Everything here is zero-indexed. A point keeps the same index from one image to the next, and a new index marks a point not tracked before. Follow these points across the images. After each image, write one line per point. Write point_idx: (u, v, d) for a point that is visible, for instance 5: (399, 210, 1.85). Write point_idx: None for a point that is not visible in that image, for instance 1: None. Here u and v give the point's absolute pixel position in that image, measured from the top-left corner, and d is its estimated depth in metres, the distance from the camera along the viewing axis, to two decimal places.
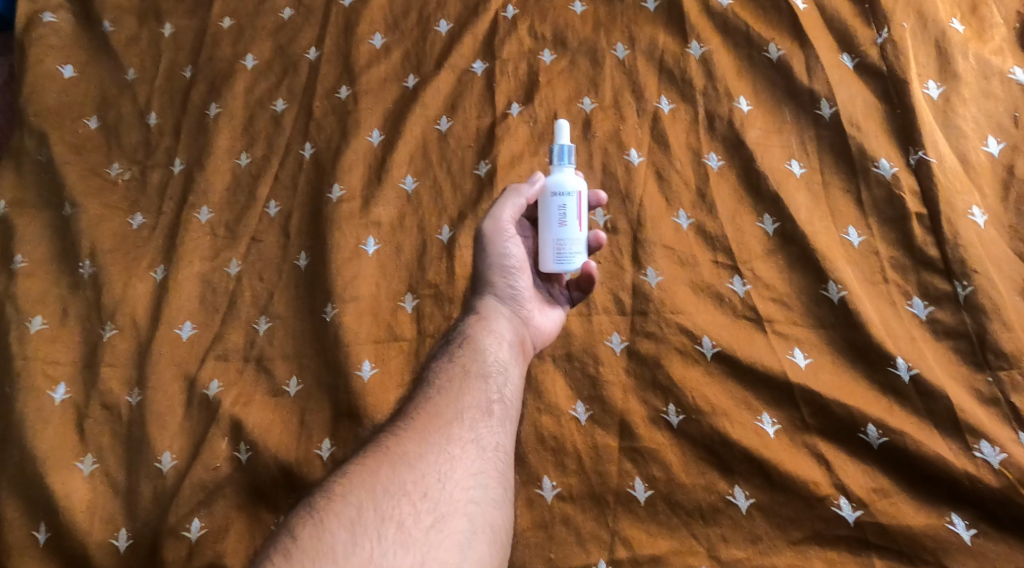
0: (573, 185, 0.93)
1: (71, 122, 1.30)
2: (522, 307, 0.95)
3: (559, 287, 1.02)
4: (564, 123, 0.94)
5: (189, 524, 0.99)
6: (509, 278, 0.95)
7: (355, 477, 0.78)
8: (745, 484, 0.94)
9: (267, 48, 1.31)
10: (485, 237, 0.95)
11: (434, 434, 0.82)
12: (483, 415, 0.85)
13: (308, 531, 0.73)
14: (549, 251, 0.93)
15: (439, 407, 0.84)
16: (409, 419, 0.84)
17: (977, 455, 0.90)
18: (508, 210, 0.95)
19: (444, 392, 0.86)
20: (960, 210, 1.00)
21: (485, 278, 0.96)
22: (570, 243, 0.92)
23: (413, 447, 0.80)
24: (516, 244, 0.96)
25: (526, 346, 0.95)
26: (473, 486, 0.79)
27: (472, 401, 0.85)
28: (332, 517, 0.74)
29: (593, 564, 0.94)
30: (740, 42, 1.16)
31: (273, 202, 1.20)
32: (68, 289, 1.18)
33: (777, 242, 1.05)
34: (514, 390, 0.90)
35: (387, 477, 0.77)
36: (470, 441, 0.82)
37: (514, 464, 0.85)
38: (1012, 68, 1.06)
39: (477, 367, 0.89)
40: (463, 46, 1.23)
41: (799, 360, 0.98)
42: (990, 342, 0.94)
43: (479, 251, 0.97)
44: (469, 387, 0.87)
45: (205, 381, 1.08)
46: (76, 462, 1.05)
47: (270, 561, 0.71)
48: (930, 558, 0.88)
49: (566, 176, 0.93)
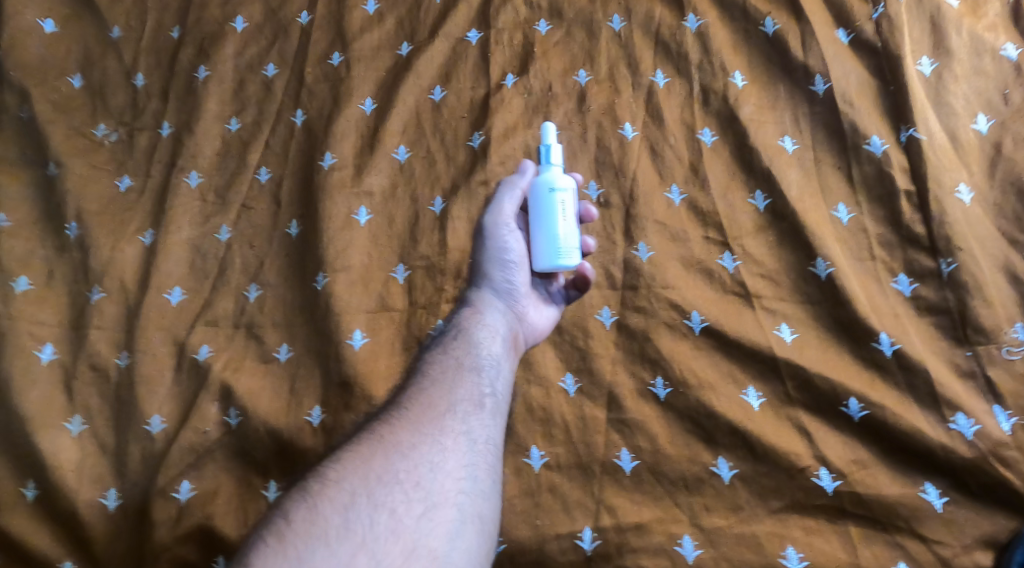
0: (549, 186, 0.92)
1: (53, 80, 1.27)
2: (517, 303, 0.97)
3: (556, 284, 1.03)
4: (550, 124, 0.95)
5: (179, 486, 1.00)
6: (505, 272, 0.96)
7: (348, 464, 0.79)
8: (728, 455, 0.97)
9: (257, 11, 1.28)
10: (485, 229, 0.96)
11: (426, 424, 0.83)
12: (475, 408, 0.86)
13: (303, 515, 0.75)
14: (541, 251, 0.93)
15: (432, 398, 0.85)
16: (403, 408, 0.85)
17: (952, 426, 0.93)
18: (507, 205, 0.96)
19: (437, 383, 0.87)
20: (947, 187, 1.01)
21: (483, 271, 0.97)
22: (557, 239, 0.92)
23: (406, 437, 0.81)
24: (517, 238, 0.96)
25: (518, 341, 0.96)
26: (464, 478, 0.80)
27: (465, 394, 0.87)
28: (326, 502, 0.76)
29: (578, 530, 0.96)
30: (736, 15, 1.15)
31: (263, 168, 1.19)
32: (53, 251, 1.16)
33: (767, 218, 1.06)
34: (505, 384, 0.91)
35: (381, 465, 0.79)
36: (462, 434, 0.83)
37: (503, 457, 0.86)
38: (1005, 45, 1.06)
39: (470, 361, 0.90)
40: (457, 13, 1.21)
41: (786, 336, 1.00)
42: (971, 318, 0.96)
43: (477, 242, 0.97)
44: (461, 379, 0.88)
45: (195, 346, 1.08)
46: (64, 423, 1.05)
47: (264, 543, 0.73)
48: (902, 526, 0.91)
49: (554, 174, 0.93)
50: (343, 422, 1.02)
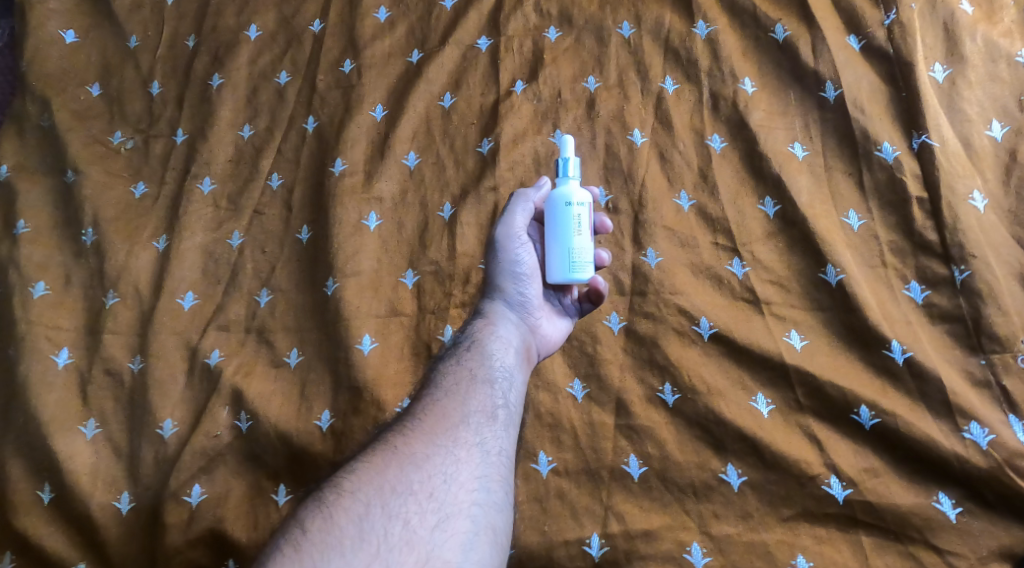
0: (566, 199, 0.92)
1: (72, 89, 1.29)
2: (530, 315, 0.96)
3: (570, 296, 1.01)
4: (568, 137, 0.94)
5: (190, 489, 1.01)
6: (518, 284, 0.96)
7: (363, 474, 0.79)
8: (737, 462, 0.96)
9: (270, 19, 1.30)
10: (497, 242, 0.96)
11: (440, 435, 0.83)
12: (489, 419, 0.86)
13: (318, 524, 0.75)
14: (556, 264, 0.93)
15: (446, 409, 0.85)
16: (416, 419, 0.85)
17: (966, 436, 0.92)
18: (519, 217, 0.96)
19: (450, 394, 0.87)
20: (960, 194, 1.00)
21: (496, 283, 0.96)
22: (574, 253, 0.92)
23: (420, 448, 0.82)
24: (528, 251, 0.96)
25: (530, 352, 0.96)
26: (477, 489, 0.81)
27: (478, 405, 0.87)
28: (340, 512, 0.76)
29: (586, 536, 0.96)
30: (746, 22, 1.15)
31: (276, 174, 1.20)
32: (71, 256, 1.18)
33: (778, 225, 1.05)
34: (518, 396, 0.91)
35: (395, 476, 0.79)
36: (475, 445, 0.83)
37: (515, 468, 0.86)
38: (1020, 51, 1.06)
39: (483, 372, 0.90)
40: (467, 21, 1.22)
41: (796, 343, 1.00)
42: (985, 326, 0.95)
43: (489, 255, 0.97)
44: (475, 391, 0.88)
45: (207, 350, 1.09)
46: (79, 427, 1.06)
47: (280, 552, 0.73)
48: (915, 535, 0.90)
49: (571, 188, 0.93)
50: (352, 426, 1.02)
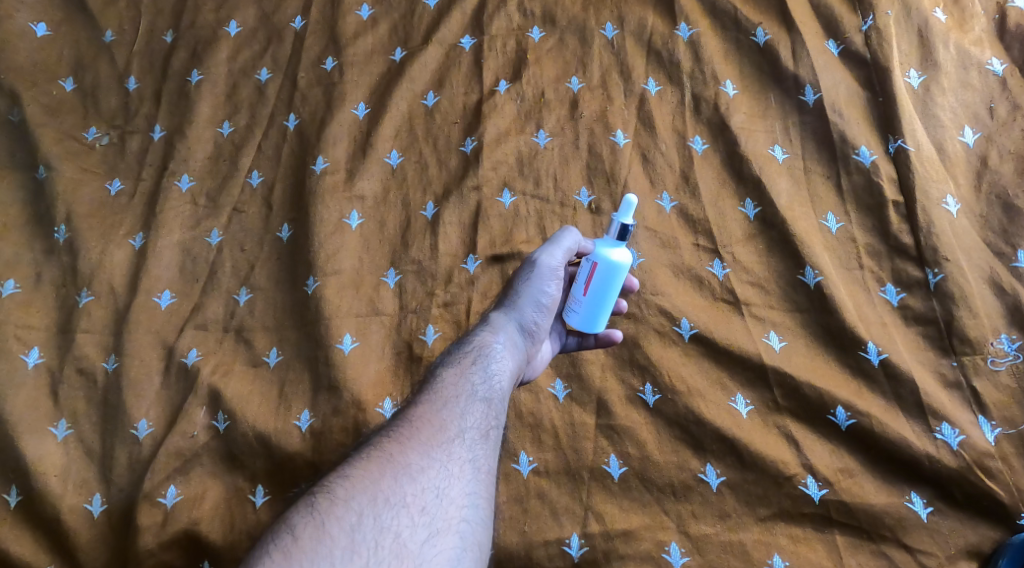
0: (620, 264, 0.90)
1: (44, 83, 1.26)
2: (533, 342, 0.96)
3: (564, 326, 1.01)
4: (632, 199, 0.89)
5: (165, 491, 0.99)
6: (536, 313, 0.95)
7: (356, 482, 0.79)
8: (716, 462, 0.97)
9: (251, 15, 1.28)
10: (536, 269, 0.96)
11: (435, 448, 0.82)
12: (483, 437, 0.85)
13: (310, 532, 0.74)
14: (577, 315, 0.93)
15: (444, 420, 0.84)
16: (414, 427, 0.84)
17: (938, 436, 0.94)
18: (561, 252, 0.96)
19: (450, 407, 0.86)
20: (934, 199, 1.02)
21: (514, 302, 0.96)
22: (598, 311, 0.92)
23: (415, 459, 0.81)
24: (556, 287, 0.96)
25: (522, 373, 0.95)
26: (467, 505, 0.80)
27: (475, 422, 0.86)
28: (333, 521, 0.75)
29: (566, 537, 0.96)
30: (727, 25, 1.16)
31: (255, 171, 1.19)
32: (42, 254, 1.15)
33: (757, 226, 1.06)
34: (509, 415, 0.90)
35: (389, 487, 0.78)
36: (468, 460, 0.83)
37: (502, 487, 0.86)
38: (990, 59, 1.08)
39: (483, 391, 0.88)
40: (451, 19, 1.22)
41: (775, 344, 1.01)
42: (956, 328, 0.97)
43: (521, 277, 0.97)
44: (472, 407, 0.87)
45: (183, 350, 1.08)
46: (50, 428, 1.04)
47: (269, 558, 0.72)
48: (888, 534, 0.92)
49: (618, 251, 0.90)
50: (332, 426, 1.01)
